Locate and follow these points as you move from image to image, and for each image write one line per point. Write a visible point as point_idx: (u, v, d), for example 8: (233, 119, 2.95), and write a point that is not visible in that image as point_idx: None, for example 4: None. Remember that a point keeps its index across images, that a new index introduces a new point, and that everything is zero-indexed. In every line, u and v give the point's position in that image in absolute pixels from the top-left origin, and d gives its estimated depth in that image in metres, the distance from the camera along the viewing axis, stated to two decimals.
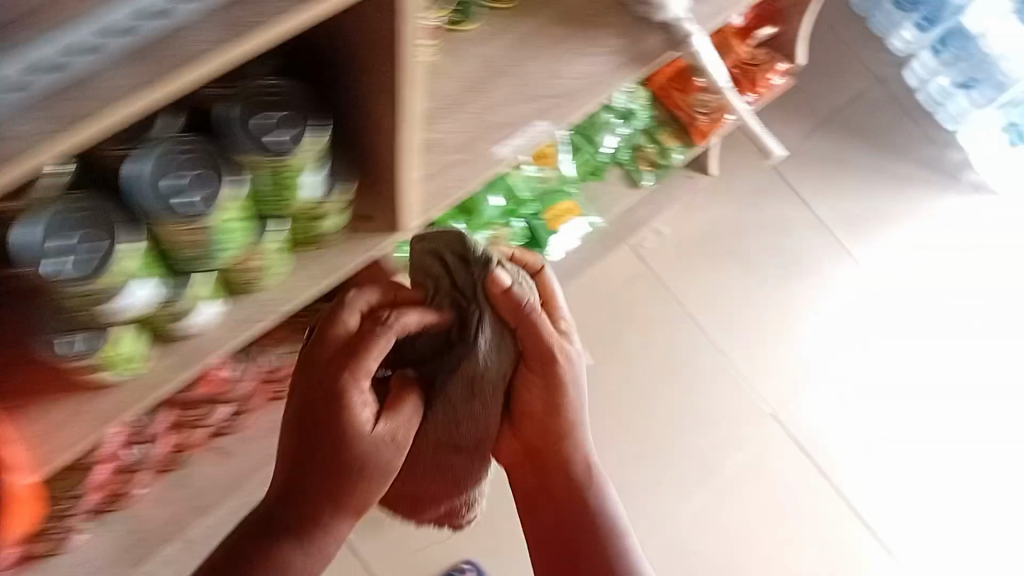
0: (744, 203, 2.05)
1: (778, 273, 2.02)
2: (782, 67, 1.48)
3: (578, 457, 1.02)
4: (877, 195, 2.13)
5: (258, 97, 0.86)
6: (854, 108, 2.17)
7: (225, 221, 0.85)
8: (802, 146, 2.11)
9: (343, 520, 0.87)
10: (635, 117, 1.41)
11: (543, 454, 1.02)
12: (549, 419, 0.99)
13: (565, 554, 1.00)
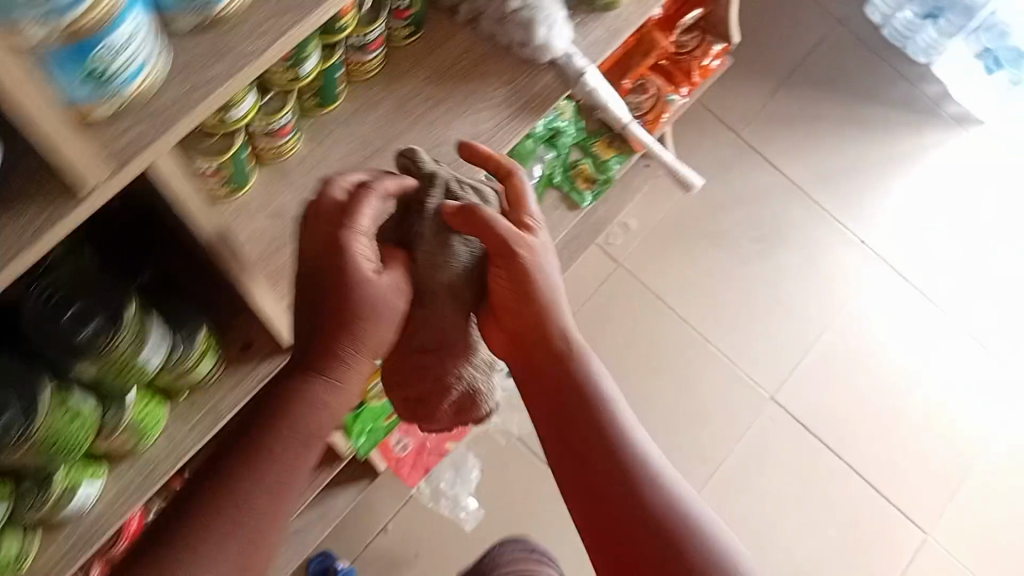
0: (711, 181, 1.92)
1: (758, 248, 1.89)
2: (718, 48, 1.38)
3: (569, 342, 0.84)
4: (853, 145, 1.98)
5: (60, 279, 0.73)
6: (813, 62, 2.00)
7: (53, 425, 0.73)
8: (764, 111, 1.96)
9: (338, 371, 0.76)
10: (563, 135, 1.26)
11: (541, 346, 0.84)
12: (521, 301, 0.82)
13: (590, 458, 0.80)
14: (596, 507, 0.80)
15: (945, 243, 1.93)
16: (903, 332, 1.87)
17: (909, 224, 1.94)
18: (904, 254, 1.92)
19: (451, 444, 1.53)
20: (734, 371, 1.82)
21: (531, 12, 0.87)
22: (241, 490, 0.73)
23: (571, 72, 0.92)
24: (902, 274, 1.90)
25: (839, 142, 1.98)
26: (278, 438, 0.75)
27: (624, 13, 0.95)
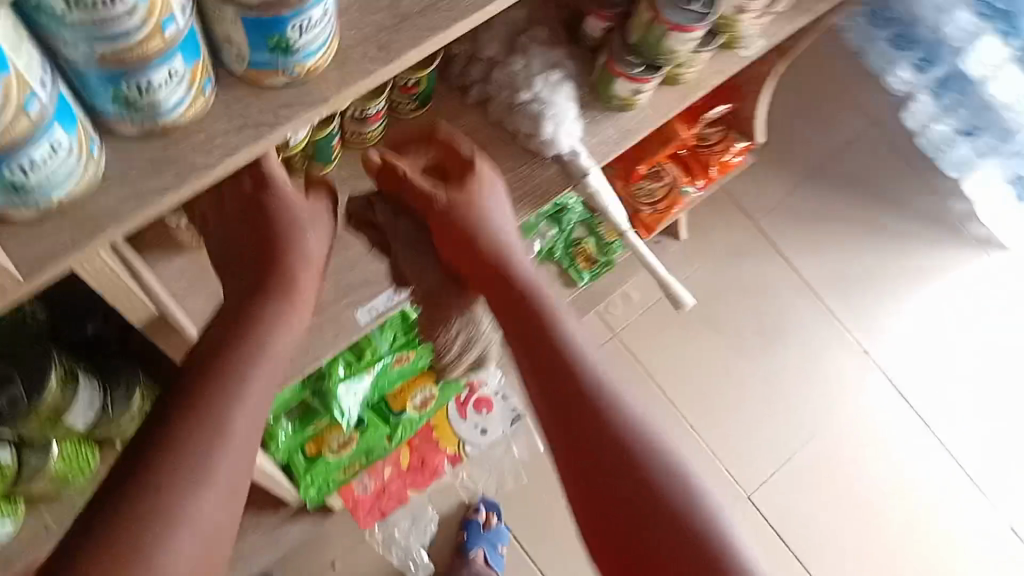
0: (720, 267, 1.72)
1: (760, 344, 1.70)
2: (741, 146, 1.33)
3: (532, 288, 0.73)
4: (877, 251, 1.78)
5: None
6: (847, 155, 1.80)
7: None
8: (787, 201, 1.77)
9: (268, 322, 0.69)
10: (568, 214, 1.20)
11: (499, 295, 0.73)
12: (462, 245, 0.74)
13: (572, 422, 0.68)
14: (586, 482, 0.68)
15: (957, 375, 1.73)
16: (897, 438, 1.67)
17: (924, 351, 1.73)
18: (915, 380, 1.71)
19: (414, 490, 1.39)
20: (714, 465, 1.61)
21: (540, 105, 0.83)
22: (179, 459, 0.58)
23: (574, 170, 0.85)
24: (910, 400, 1.70)
25: (865, 249, 1.78)
26: (218, 392, 0.62)
27: (638, 116, 0.91)
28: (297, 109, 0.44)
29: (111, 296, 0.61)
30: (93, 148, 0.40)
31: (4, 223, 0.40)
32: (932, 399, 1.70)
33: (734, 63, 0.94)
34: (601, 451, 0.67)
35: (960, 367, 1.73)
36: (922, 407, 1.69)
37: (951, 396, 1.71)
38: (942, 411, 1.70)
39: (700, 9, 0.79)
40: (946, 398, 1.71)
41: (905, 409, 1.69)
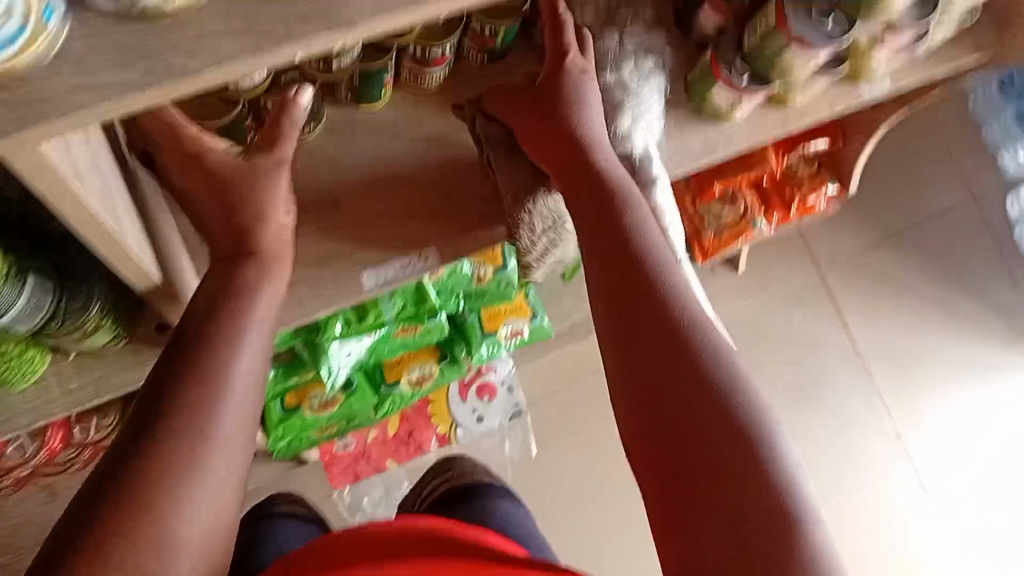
0: (767, 310, 1.50)
1: (791, 401, 1.47)
2: (829, 190, 1.18)
3: (608, 162, 0.64)
4: (945, 336, 1.51)
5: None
6: (941, 224, 1.55)
7: None
8: (859, 260, 1.53)
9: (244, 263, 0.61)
10: None
11: (570, 163, 0.65)
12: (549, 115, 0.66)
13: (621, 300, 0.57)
14: (635, 387, 0.54)
15: (1003, 504, 1.45)
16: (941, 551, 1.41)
17: (969, 468, 1.46)
18: (951, 494, 1.44)
19: (393, 462, 1.30)
20: None
21: (622, 94, 0.72)
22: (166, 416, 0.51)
23: (641, 177, 0.72)
24: (940, 515, 1.43)
25: (946, 330, 1.52)
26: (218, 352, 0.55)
27: (730, 132, 0.80)
28: (315, 25, 0.34)
29: (86, 236, 0.44)
30: (48, 17, 0.31)
31: None
32: (968, 522, 1.43)
33: (852, 100, 0.82)
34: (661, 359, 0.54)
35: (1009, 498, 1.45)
36: (953, 526, 1.43)
37: (989, 528, 1.43)
38: (972, 539, 1.43)
39: (833, 27, 0.67)
40: (982, 526, 1.43)
41: (932, 523, 1.43)
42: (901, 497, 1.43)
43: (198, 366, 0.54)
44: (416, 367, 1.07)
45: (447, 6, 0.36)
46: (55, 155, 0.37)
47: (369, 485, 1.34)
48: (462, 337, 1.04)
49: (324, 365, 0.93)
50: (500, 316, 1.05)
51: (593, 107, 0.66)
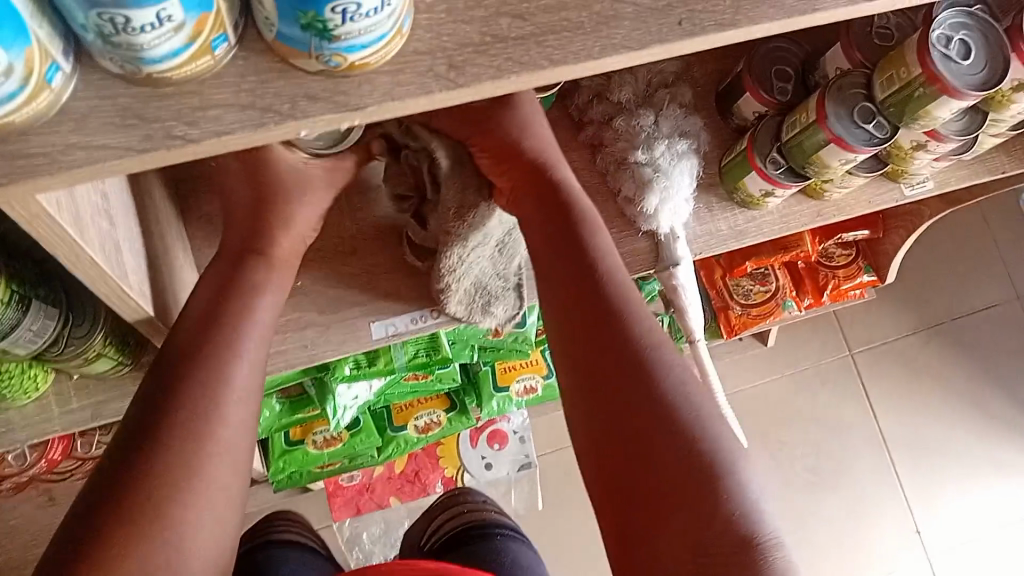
0: (794, 389, 1.42)
1: (809, 485, 1.38)
2: (865, 280, 1.15)
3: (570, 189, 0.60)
4: (978, 437, 1.42)
5: None
6: (984, 322, 1.46)
7: None
8: (895, 347, 1.44)
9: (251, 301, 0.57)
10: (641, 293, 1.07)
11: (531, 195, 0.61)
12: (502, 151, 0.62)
13: (580, 346, 0.55)
14: (601, 436, 0.54)
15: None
16: None
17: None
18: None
19: (396, 500, 1.24)
20: None
21: (653, 174, 0.71)
22: (140, 461, 0.50)
23: (665, 256, 0.74)
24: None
25: (978, 432, 1.43)
26: (202, 395, 0.53)
27: (761, 219, 0.78)
28: (321, 104, 0.34)
29: (77, 269, 0.42)
30: (52, 75, 0.31)
31: None
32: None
33: (890, 199, 0.80)
34: (623, 406, 0.53)
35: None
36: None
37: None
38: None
39: (873, 131, 0.67)
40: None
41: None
42: None
43: (179, 414, 0.52)
44: (424, 413, 1.07)
45: (459, 95, 0.36)
46: (52, 207, 0.36)
47: (369, 521, 1.29)
48: (473, 388, 1.03)
49: (329, 405, 0.93)
50: (513, 372, 1.05)
51: (542, 132, 0.64)
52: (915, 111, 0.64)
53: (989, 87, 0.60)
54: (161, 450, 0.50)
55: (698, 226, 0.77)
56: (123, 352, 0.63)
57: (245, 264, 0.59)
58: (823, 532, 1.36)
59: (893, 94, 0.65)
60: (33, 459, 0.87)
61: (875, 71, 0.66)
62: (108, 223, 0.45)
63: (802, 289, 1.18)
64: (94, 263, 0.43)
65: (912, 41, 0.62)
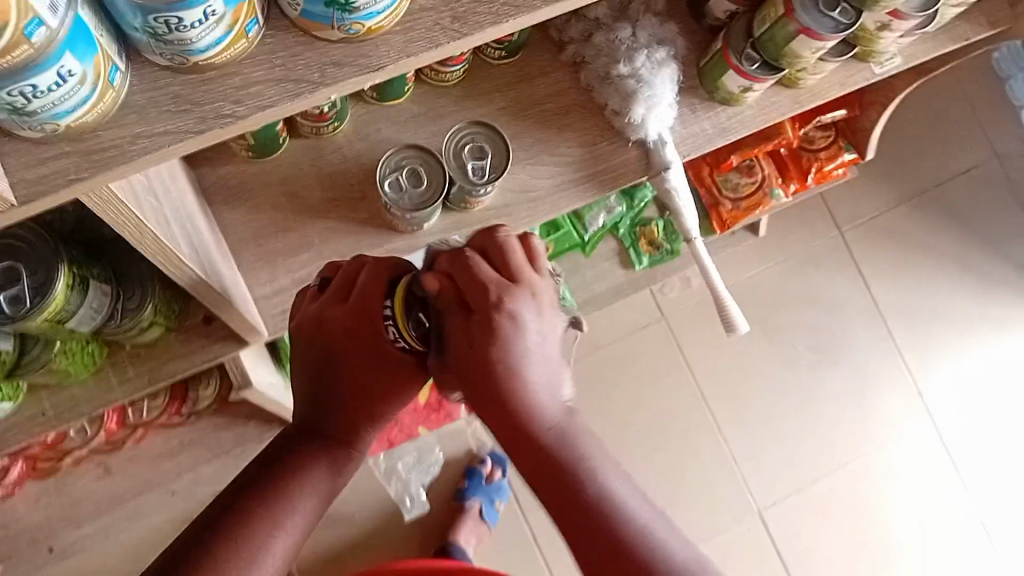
0: (788, 273, 1.47)
1: (811, 362, 1.46)
2: (847, 158, 1.21)
3: (508, 324, 0.52)
4: (968, 295, 1.49)
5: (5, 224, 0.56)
6: (964, 186, 1.51)
7: None
8: (880, 219, 1.49)
9: (334, 462, 0.62)
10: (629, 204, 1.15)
11: (465, 353, 0.53)
12: (459, 311, 0.53)
13: (548, 481, 0.51)
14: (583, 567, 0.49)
15: (1010, 451, 1.46)
16: (957, 502, 1.44)
17: (988, 422, 1.46)
18: (971, 448, 1.45)
19: (425, 428, 1.32)
20: (741, 486, 1.41)
21: (638, 84, 0.75)
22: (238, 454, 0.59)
23: (656, 162, 0.78)
24: (957, 466, 1.45)
25: (967, 290, 1.49)
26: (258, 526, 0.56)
27: (742, 113, 0.82)
28: (347, 69, 0.38)
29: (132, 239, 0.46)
30: (113, 77, 0.35)
31: (21, 138, 0.35)
32: (985, 476, 1.44)
33: (861, 79, 0.84)
34: None
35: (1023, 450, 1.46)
36: (967, 474, 1.44)
37: (1005, 481, 1.45)
38: (991, 492, 1.44)
39: (840, 17, 0.70)
40: (998, 477, 1.45)
41: (948, 474, 1.44)
42: (913, 450, 1.45)
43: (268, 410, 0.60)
44: None
45: (464, 43, 0.40)
46: (118, 192, 0.41)
47: (404, 450, 1.34)
48: None
49: None
50: None
51: (537, 365, 0.53)
52: None
53: None
54: (229, 553, 0.54)
55: (683, 128, 0.81)
56: (171, 316, 0.68)
57: (332, 445, 0.62)
58: (828, 403, 1.45)
59: None
60: (94, 432, 0.97)
61: None
62: (155, 201, 0.50)
63: (792, 172, 1.21)
64: (146, 233, 0.47)
65: None
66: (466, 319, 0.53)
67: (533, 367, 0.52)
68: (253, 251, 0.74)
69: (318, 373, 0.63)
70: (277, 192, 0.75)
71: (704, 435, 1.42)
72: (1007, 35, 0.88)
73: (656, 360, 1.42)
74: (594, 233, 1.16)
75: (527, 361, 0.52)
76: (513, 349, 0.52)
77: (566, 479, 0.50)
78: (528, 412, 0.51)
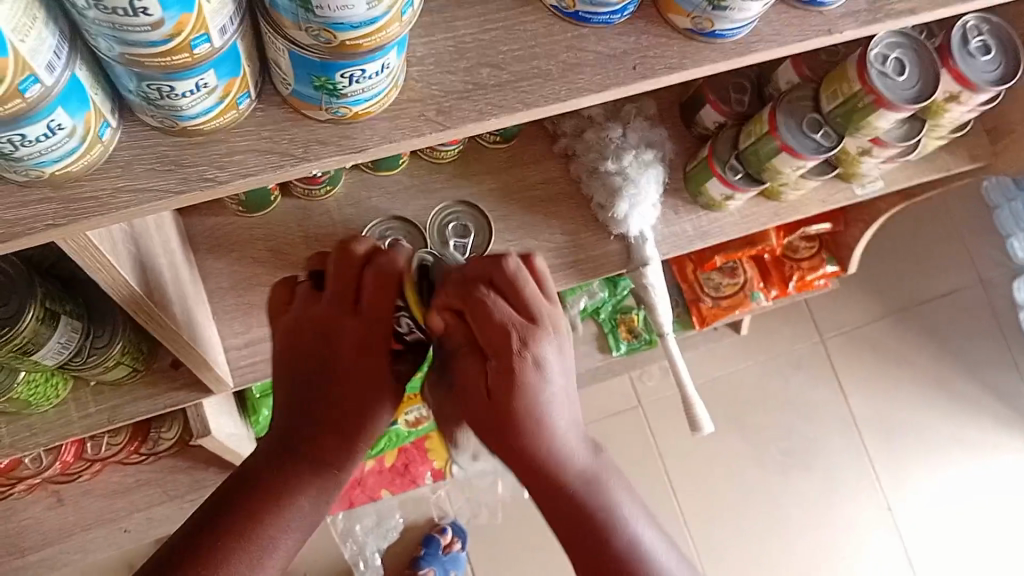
0: (767, 374, 1.48)
1: (784, 466, 1.45)
2: (828, 269, 1.24)
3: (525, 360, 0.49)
4: (942, 414, 1.50)
5: None
6: (946, 308, 1.53)
7: None
8: (861, 331, 1.51)
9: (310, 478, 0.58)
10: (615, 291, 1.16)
11: (477, 388, 0.51)
12: (475, 347, 0.51)
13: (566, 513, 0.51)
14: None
15: None
16: None
17: (959, 544, 1.44)
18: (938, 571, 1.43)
19: (388, 492, 1.29)
20: None
21: (624, 182, 0.77)
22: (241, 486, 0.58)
23: (636, 257, 0.80)
24: None
25: (942, 410, 1.50)
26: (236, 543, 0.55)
27: (723, 220, 0.85)
28: (330, 147, 0.40)
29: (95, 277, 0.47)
30: (103, 131, 0.37)
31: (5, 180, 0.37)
32: None
33: (843, 198, 0.87)
34: None
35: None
36: None
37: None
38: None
39: (821, 139, 0.73)
40: None
41: None
42: (879, 568, 1.42)
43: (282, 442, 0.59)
44: (414, 407, 1.17)
45: (445, 135, 0.42)
46: (89, 238, 0.42)
47: (362, 514, 1.31)
48: None
49: None
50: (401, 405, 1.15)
51: (560, 401, 0.51)
52: (859, 121, 0.70)
53: (921, 100, 0.67)
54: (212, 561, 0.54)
55: (666, 226, 0.83)
56: (137, 356, 0.68)
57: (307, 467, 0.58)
58: (793, 508, 1.44)
59: (838, 105, 0.71)
60: (49, 459, 0.94)
61: (822, 85, 0.72)
62: (130, 247, 0.51)
63: (776, 274, 1.23)
64: (115, 274, 0.47)
65: (854, 58, 0.68)
66: (483, 363, 0.51)
67: (556, 406, 0.51)
68: (229, 301, 0.75)
69: (315, 371, 0.58)
70: (262, 246, 0.76)
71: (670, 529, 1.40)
72: (988, 172, 0.92)
73: (628, 446, 1.41)
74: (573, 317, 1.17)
75: (547, 401, 0.50)
76: (538, 394, 0.49)
77: (584, 528, 0.51)
78: (549, 459, 0.50)
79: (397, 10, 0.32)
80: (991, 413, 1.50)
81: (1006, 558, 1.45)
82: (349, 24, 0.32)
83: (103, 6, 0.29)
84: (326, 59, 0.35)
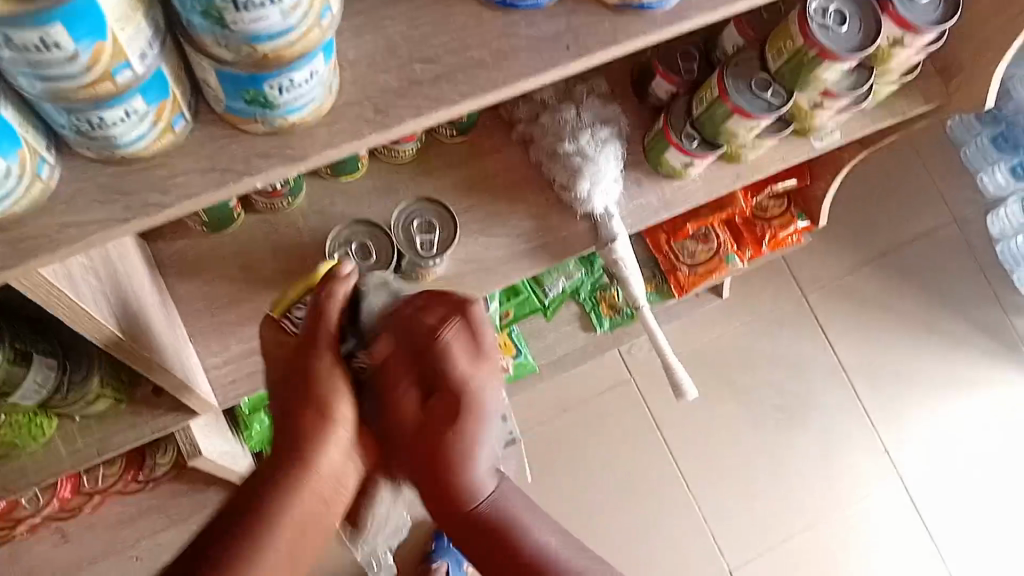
0: (752, 334, 1.49)
1: (778, 422, 1.46)
2: (800, 225, 1.24)
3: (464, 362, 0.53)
4: (927, 354, 1.52)
5: None
6: (922, 249, 1.54)
7: None
8: (840, 281, 1.52)
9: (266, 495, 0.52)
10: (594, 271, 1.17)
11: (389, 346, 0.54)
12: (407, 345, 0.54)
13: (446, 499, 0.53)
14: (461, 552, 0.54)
15: (978, 508, 1.45)
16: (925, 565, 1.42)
17: (956, 480, 1.46)
18: (939, 507, 1.44)
19: None
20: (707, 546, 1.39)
21: (583, 161, 0.77)
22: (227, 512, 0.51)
23: (604, 234, 0.79)
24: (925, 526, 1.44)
25: (927, 350, 1.52)
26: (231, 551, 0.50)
27: (687, 187, 0.85)
28: (273, 160, 0.40)
29: (62, 312, 0.47)
30: (40, 168, 0.37)
31: None
32: (952, 536, 1.44)
33: (803, 152, 0.88)
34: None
35: (994, 509, 1.46)
36: (935, 533, 1.43)
37: (977, 542, 1.44)
38: (962, 556, 1.43)
39: (771, 98, 0.73)
40: (968, 534, 1.44)
41: (917, 533, 1.43)
42: (880, 511, 1.44)
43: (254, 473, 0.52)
44: None
45: (387, 135, 0.42)
46: (47, 274, 0.43)
47: None
48: None
49: None
50: None
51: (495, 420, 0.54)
52: (806, 76, 0.71)
53: (865, 47, 0.68)
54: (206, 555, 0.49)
55: (631, 199, 0.84)
56: (118, 386, 0.68)
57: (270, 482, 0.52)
58: (792, 462, 1.45)
59: (784, 62, 0.71)
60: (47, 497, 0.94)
61: (766, 44, 0.73)
62: (92, 279, 0.51)
63: (748, 234, 1.24)
64: (81, 307, 0.47)
65: (794, 14, 0.68)
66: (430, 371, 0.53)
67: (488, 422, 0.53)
68: (204, 322, 0.75)
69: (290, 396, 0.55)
70: (231, 264, 0.76)
71: (672, 495, 1.41)
72: (944, 111, 0.92)
73: (621, 420, 1.42)
74: (554, 300, 1.17)
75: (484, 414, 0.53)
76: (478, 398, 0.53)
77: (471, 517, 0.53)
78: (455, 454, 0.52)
79: (314, 16, 0.33)
80: (975, 347, 1.52)
81: (1005, 486, 1.47)
82: (267, 35, 0.32)
83: (14, 45, 0.29)
84: (252, 72, 0.35)
